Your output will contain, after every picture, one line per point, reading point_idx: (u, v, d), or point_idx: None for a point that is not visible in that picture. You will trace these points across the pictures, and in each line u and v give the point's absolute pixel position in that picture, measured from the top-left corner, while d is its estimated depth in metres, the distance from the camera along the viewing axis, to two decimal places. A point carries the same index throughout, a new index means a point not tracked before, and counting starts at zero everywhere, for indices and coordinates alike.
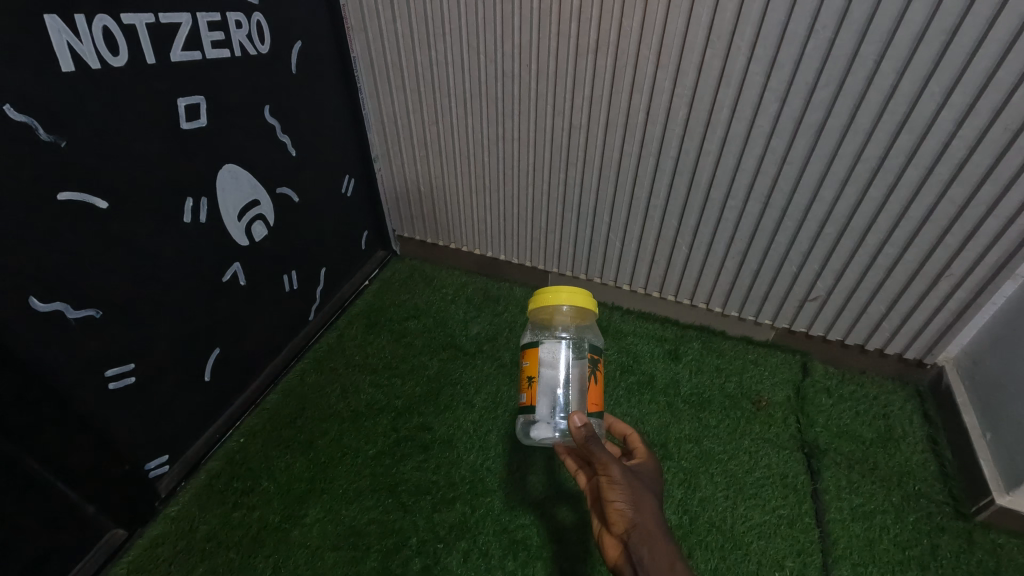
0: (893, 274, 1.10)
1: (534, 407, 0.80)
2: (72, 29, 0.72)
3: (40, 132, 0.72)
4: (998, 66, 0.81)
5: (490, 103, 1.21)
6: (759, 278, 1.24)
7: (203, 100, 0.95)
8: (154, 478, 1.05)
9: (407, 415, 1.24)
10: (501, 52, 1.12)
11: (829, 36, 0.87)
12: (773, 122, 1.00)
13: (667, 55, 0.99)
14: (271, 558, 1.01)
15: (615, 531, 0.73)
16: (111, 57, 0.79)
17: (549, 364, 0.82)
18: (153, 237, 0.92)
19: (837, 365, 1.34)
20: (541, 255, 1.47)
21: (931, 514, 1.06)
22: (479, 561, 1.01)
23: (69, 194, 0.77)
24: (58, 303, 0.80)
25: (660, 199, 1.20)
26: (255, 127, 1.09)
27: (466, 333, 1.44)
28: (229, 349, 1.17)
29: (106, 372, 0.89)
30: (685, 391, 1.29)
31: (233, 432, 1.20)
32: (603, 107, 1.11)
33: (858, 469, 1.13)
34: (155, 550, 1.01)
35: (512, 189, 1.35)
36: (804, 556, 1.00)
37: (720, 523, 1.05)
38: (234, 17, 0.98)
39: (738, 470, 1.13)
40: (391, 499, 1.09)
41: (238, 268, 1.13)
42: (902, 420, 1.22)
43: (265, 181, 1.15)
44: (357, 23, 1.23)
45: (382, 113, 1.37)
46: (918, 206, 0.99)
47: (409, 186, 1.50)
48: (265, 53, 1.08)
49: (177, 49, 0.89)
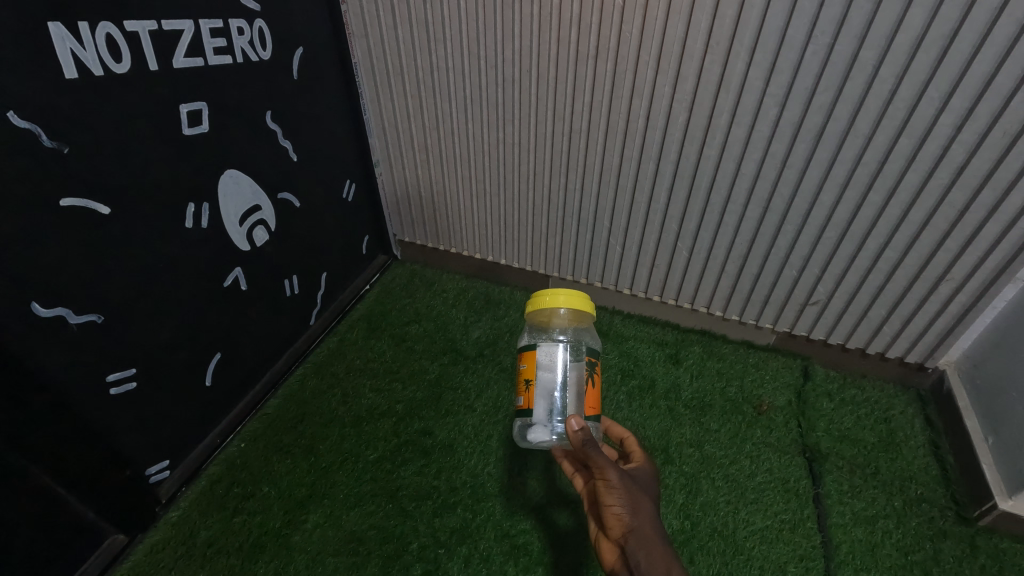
0: (893, 278, 1.10)
1: (530, 410, 0.81)
2: (76, 36, 0.73)
3: (43, 139, 0.73)
4: (996, 71, 0.81)
5: (490, 108, 1.22)
6: (760, 282, 1.24)
7: (205, 105, 0.96)
8: (155, 483, 1.05)
9: (408, 419, 1.24)
10: (501, 57, 1.12)
11: (827, 42, 0.88)
12: (773, 127, 1.00)
13: (667, 60, 0.99)
14: (271, 563, 1.01)
15: (613, 535, 0.72)
16: (114, 64, 0.79)
17: (546, 367, 0.80)
18: (155, 243, 0.92)
19: (839, 369, 1.34)
20: (542, 260, 1.47)
21: (934, 518, 1.05)
22: (480, 566, 1.00)
23: (71, 200, 0.78)
24: (61, 308, 0.80)
25: (660, 204, 1.21)
26: (257, 133, 1.10)
27: (467, 337, 1.44)
28: (230, 354, 1.17)
29: (108, 377, 0.90)
30: (686, 395, 1.28)
31: (234, 437, 1.20)
32: (603, 112, 1.12)
33: (860, 473, 1.12)
34: (156, 556, 1.01)
35: (512, 193, 1.35)
36: (806, 561, 1.00)
37: (722, 528, 1.05)
38: (236, 23, 0.99)
39: (739, 474, 1.13)
40: (392, 504, 1.09)
41: (240, 273, 1.13)
42: (903, 424, 1.22)
43: (266, 186, 1.16)
44: (358, 28, 1.23)
45: (382, 118, 1.38)
46: (918, 210, 0.99)
47: (410, 191, 1.51)
48: (267, 59, 1.08)
49: (180, 55, 0.89)
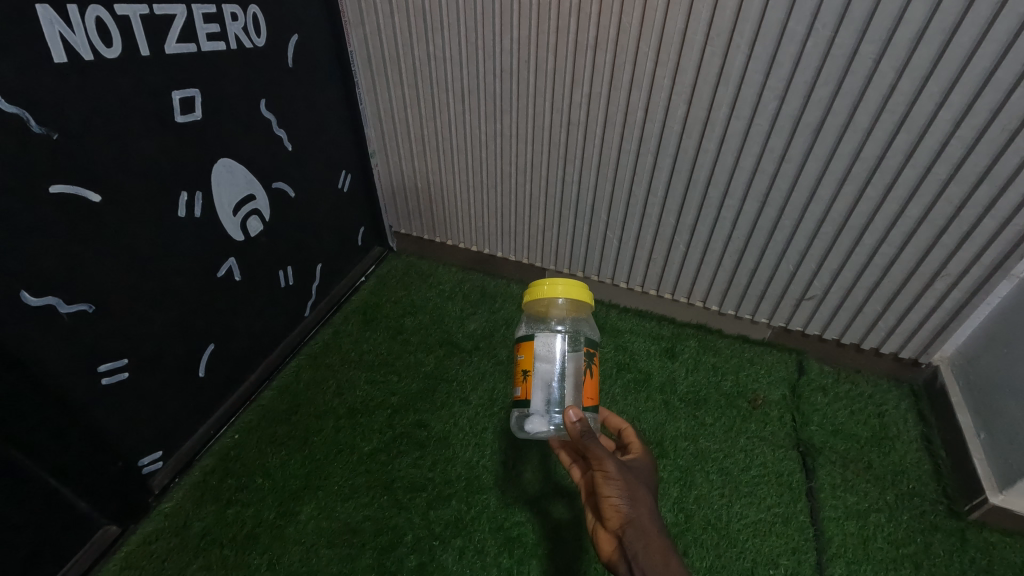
0: (889, 273, 1.10)
1: (528, 400, 0.80)
2: (64, 18, 0.71)
3: (32, 124, 0.71)
4: (996, 66, 0.81)
5: (487, 98, 1.21)
6: (757, 276, 1.24)
7: (198, 93, 0.94)
8: (148, 474, 1.05)
9: (404, 411, 1.24)
10: (499, 47, 1.11)
11: (828, 35, 0.87)
12: (772, 120, 1.00)
13: (667, 52, 0.98)
14: (265, 554, 1.01)
15: (610, 526, 0.72)
16: (104, 49, 0.78)
17: (545, 358, 0.80)
18: (148, 232, 0.91)
19: (833, 364, 1.34)
20: (539, 252, 1.46)
21: (925, 512, 1.06)
22: (475, 558, 1.00)
23: (61, 187, 0.76)
24: (50, 297, 0.79)
25: (658, 196, 1.20)
26: (251, 121, 1.08)
27: (463, 330, 1.44)
28: (224, 345, 1.16)
29: (99, 368, 0.89)
30: (681, 389, 1.29)
31: (227, 428, 1.20)
32: (602, 103, 1.11)
33: (853, 467, 1.13)
34: (149, 547, 1.01)
35: (510, 184, 1.34)
36: (799, 554, 1.01)
37: (716, 521, 1.05)
38: (230, 9, 0.97)
39: (733, 468, 1.13)
40: (386, 496, 1.09)
41: (234, 263, 1.12)
42: (897, 418, 1.22)
43: (261, 176, 1.14)
44: (355, 16, 1.21)
45: (379, 109, 1.36)
46: (916, 205, 0.99)
47: (406, 183, 1.49)
48: (261, 46, 1.06)
49: (171, 41, 0.87)
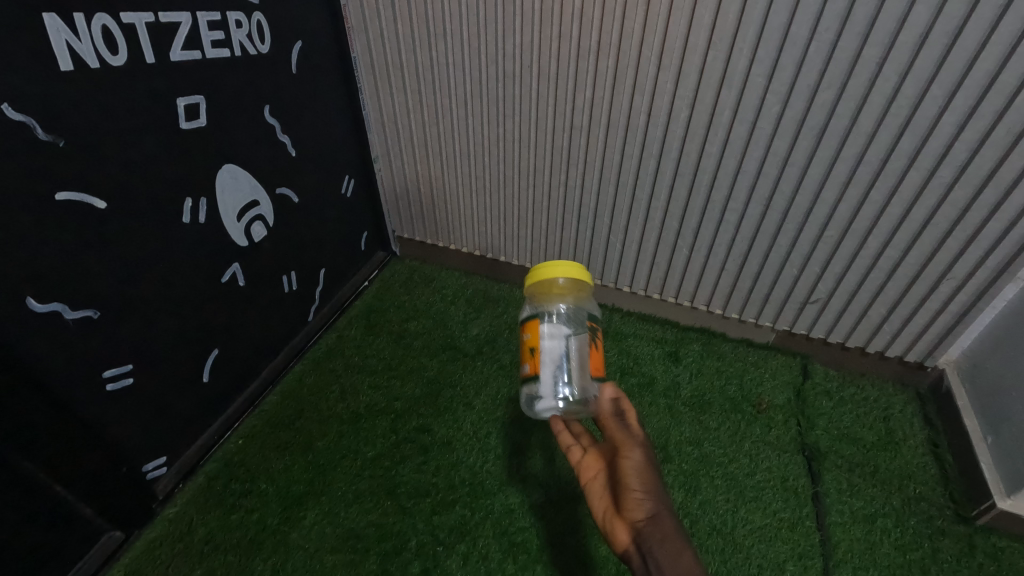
0: (893, 276, 1.09)
1: (536, 377, 0.79)
2: (71, 27, 0.72)
3: (38, 132, 0.72)
4: (1000, 69, 0.81)
5: (490, 103, 1.21)
6: (760, 279, 1.24)
7: (202, 99, 0.95)
8: (152, 479, 1.05)
9: (407, 416, 1.24)
10: (502, 52, 1.12)
11: (831, 38, 0.87)
12: (775, 123, 1.00)
13: (670, 56, 0.98)
14: (269, 560, 1.00)
15: (632, 515, 0.69)
16: (110, 56, 0.78)
17: (550, 335, 0.80)
18: (153, 237, 0.91)
19: (838, 368, 1.33)
20: (541, 256, 1.46)
21: (932, 517, 1.05)
22: (478, 564, 1.00)
23: (68, 194, 0.77)
24: (56, 303, 0.79)
25: (661, 199, 1.20)
26: (255, 127, 1.08)
27: (466, 334, 1.43)
28: (228, 350, 1.16)
29: (104, 374, 0.89)
30: (685, 393, 1.28)
31: (231, 434, 1.20)
32: (605, 106, 1.11)
33: (859, 472, 1.12)
34: (153, 552, 1.01)
35: (513, 188, 1.34)
36: (805, 560, 1.00)
37: (721, 527, 1.05)
38: (234, 16, 0.98)
39: (738, 472, 1.13)
40: (390, 501, 1.09)
41: (238, 269, 1.12)
42: (902, 422, 1.22)
43: (265, 181, 1.15)
44: (358, 22, 1.22)
45: (382, 114, 1.37)
46: (920, 208, 0.99)
47: (409, 187, 1.50)
48: (265, 52, 1.07)
49: (176, 48, 0.88)
